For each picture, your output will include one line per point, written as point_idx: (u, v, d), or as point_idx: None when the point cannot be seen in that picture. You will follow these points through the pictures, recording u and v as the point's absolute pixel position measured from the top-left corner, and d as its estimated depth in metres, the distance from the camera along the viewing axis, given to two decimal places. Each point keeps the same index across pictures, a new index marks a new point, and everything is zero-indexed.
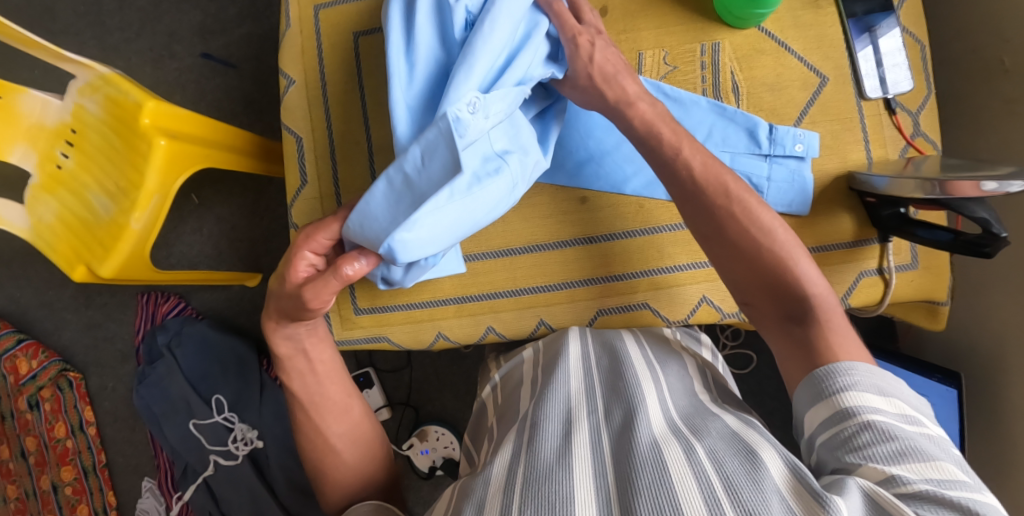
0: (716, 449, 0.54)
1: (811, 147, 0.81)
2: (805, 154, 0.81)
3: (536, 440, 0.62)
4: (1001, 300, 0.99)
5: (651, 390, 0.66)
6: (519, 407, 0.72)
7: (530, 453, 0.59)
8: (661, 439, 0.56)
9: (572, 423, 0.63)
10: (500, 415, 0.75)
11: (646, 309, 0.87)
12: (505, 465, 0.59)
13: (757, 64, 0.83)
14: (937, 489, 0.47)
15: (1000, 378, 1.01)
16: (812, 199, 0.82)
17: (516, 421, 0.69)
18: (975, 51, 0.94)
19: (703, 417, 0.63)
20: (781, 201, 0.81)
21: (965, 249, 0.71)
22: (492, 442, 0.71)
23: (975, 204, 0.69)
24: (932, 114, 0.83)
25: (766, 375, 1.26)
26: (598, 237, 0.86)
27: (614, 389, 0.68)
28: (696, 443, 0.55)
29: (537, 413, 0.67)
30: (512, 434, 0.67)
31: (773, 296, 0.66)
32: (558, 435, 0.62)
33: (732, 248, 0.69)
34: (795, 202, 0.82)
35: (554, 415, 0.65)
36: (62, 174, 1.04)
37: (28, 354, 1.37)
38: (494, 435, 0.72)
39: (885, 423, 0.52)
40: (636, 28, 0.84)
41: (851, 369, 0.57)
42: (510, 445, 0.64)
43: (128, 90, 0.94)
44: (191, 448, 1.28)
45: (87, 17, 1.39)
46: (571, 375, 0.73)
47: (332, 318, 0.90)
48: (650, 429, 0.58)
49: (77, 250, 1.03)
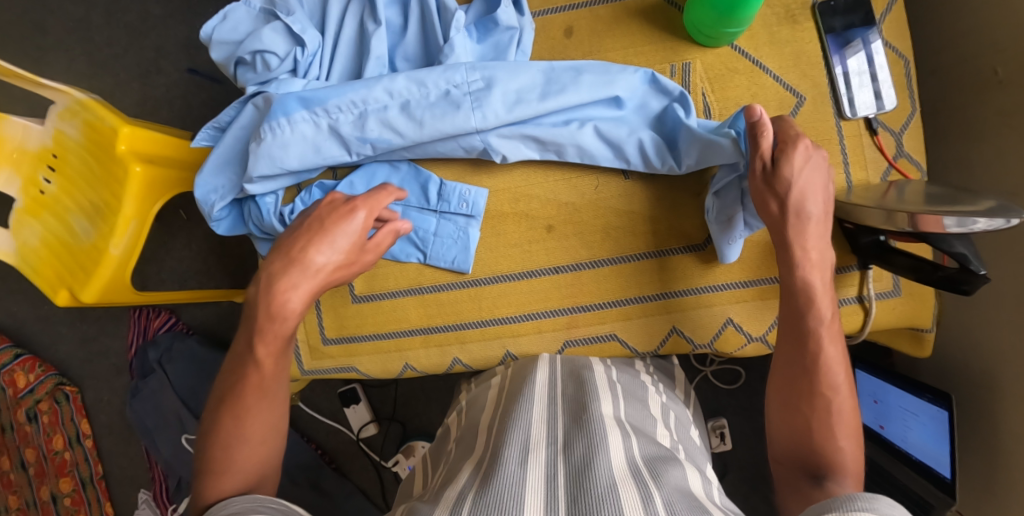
0: (673, 503, 0.52)
1: (478, 205, 0.80)
2: (471, 212, 0.80)
3: (492, 469, 0.59)
4: (992, 317, 0.96)
5: (614, 426, 0.63)
6: (480, 435, 0.68)
7: (485, 480, 0.57)
8: (619, 480, 0.54)
9: (531, 452, 0.60)
10: (460, 442, 0.72)
11: (613, 340, 0.81)
12: (456, 494, 0.57)
13: (732, 85, 0.80)
14: None
15: (992, 400, 0.98)
16: (474, 255, 0.81)
17: (477, 448, 0.66)
18: (969, 61, 0.92)
19: (666, 461, 0.61)
20: (444, 257, 0.81)
21: (942, 285, 0.69)
22: (447, 467, 0.68)
23: (955, 238, 0.66)
24: (914, 133, 0.81)
25: (757, 391, 1.25)
26: (564, 267, 0.80)
27: (575, 420, 0.65)
28: (654, 491, 0.53)
29: (499, 442, 0.63)
30: (467, 465, 0.63)
31: (800, 462, 0.67)
32: (517, 461, 0.58)
33: (785, 398, 0.69)
34: (457, 258, 0.81)
35: (516, 442, 0.62)
36: (45, 198, 1.03)
37: (26, 368, 1.38)
38: (450, 460, 0.69)
39: None
40: (604, 49, 0.81)
41: (871, 499, 0.53)
42: (466, 474, 0.61)
43: (105, 116, 0.95)
44: (183, 462, 1.29)
45: (75, 33, 1.38)
46: (538, 403, 0.69)
47: (301, 348, 0.86)
48: (609, 468, 0.56)
49: (59, 272, 1.03)
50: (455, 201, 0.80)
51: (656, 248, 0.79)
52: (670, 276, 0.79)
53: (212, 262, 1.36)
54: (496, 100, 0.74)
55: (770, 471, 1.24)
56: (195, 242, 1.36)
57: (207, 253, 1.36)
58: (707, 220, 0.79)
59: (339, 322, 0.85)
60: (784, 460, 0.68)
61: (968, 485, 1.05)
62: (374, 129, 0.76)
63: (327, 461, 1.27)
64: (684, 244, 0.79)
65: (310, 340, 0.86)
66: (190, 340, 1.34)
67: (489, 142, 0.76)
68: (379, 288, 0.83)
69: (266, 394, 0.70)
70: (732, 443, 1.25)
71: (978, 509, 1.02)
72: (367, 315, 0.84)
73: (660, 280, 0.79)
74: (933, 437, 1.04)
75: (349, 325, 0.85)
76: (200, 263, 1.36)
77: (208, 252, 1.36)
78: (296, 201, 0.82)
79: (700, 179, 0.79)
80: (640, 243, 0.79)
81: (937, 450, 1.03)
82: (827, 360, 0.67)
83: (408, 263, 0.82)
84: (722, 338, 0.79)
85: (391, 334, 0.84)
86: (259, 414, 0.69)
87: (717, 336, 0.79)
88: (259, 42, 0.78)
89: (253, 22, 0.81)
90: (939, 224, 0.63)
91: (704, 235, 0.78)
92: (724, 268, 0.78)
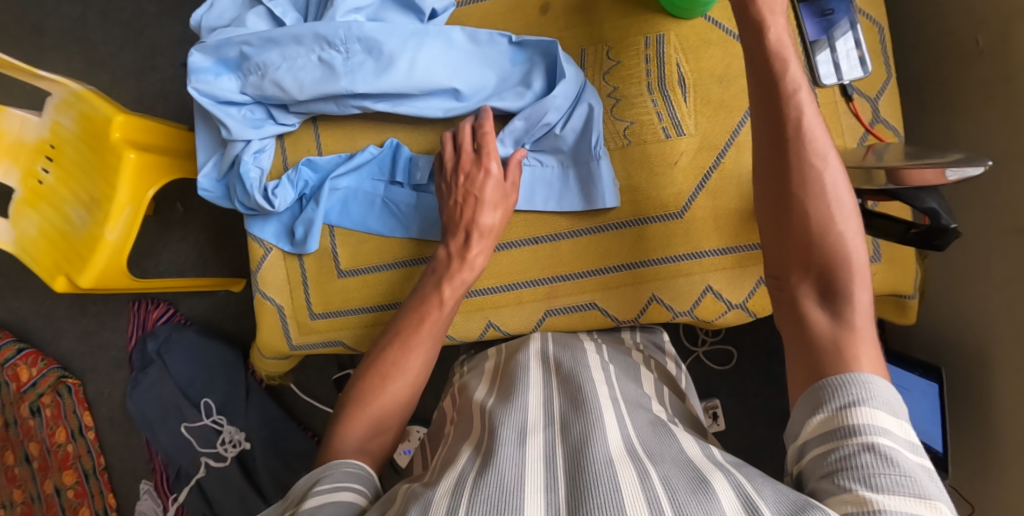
0: (669, 476, 0.52)
1: None
2: None
3: (489, 448, 0.59)
4: (978, 288, 0.97)
5: (610, 408, 0.63)
6: (475, 413, 0.69)
7: (484, 461, 0.57)
8: (615, 458, 0.54)
9: (529, 433, 0.60)
10: (455, 424, 0.72)
11: (594, 309, 0.83)
12: (454, 474, 0.57)
13: (706, 55, 0.80)
14: (896, 473, 0.48)
15: (983, 371, 0.98)
16: None
17: (472, 430, 0.66)
18: (949, 33, 0.92)
19: (661, 439, 0.61)
20: (427, 231, 0.82)
21: (914, 242, 0.69)
22: (445, 448, 0.68)
23: (925, 194, 0.66)
24: (893, 99, 0.82)
25: (747, 371, 1.26)
26: (542, 238, 0.82)
27: (572, 401, 0.65)
28: (650, 467, 0.54)
29: (495, 421, 0.63)
30: (464, 448, 0.64)
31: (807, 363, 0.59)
32: (514, 442, 0.59)
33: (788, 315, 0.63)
34: (440, 231, 0.82)
35: (511, 422, 0.62)
36: (43, 188, 1.05)
37: (28, 362, 1.40)
38: (448, 442, 0.70)
39: (890, 449, 0.49)
40: (581, 23, 0.83)
41: (866, 383, 0.54)
42: (464, 455, 0.61)
43: (99, 105, 0.98)
44: (183, 450, 1.31)
45: (73, 33, 1.41)
46: (534, 385, 0.70)
47: (290, 323, 0.86)
48: (606, 446, 0.56)
49: (57, 261, 1.05)
50: (435, 175, 0.81)
51: (636, 217, 0.80)
52: (647, 244, 0.80)
53: (209, 253, 1.38)
54: (405, 62, 0.76)
55: (763, 450, 1.25)
56: (192, 234, 1.38)
57: (204, 245, 1.38)
58: (685, 187, 0.79)
59: (326, 297, 0.85)
60: (818, 325, 0.60)
61: (961, 461, 1.04)
62: (288, 84, 0.77)
63: (312, 434, 1.36)
64: (662, 213, 0.79)
65: (298, 316, 0.86)
66: (188, 331, 1.36)
67: (413, 108, 0.79)
68: (363, 263, 0.84)
69: (409, 380, 0.72)
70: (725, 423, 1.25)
71: (972, 483, 1.02)
72: (352, 290, 0.84)
73: (638, 249, 0.80)
74: (927, 413, 1.03)
75: (335, 301, 0.85)
76: (197, 255, 1.38)
77: (205, 244, 1.38)
78: (283, 179, 0.81)
79: (676, 147, 0.79)
80: (621, 213, 0.80)
81: (930, 423, 1.03)
82: (830, 189, 0.62)
83: (391, 236, 0.83)
84: (702, 305, 0.81)
85: (376, 308, 0.84)
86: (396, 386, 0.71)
87: (696, 304, 0.81)
88: (242, 25, 0.80)
89: (237, 9, 0.83)
90: (942, 175, 0.64)
91: (681, 202, 0.79)
92: (703, 235, 0.79)
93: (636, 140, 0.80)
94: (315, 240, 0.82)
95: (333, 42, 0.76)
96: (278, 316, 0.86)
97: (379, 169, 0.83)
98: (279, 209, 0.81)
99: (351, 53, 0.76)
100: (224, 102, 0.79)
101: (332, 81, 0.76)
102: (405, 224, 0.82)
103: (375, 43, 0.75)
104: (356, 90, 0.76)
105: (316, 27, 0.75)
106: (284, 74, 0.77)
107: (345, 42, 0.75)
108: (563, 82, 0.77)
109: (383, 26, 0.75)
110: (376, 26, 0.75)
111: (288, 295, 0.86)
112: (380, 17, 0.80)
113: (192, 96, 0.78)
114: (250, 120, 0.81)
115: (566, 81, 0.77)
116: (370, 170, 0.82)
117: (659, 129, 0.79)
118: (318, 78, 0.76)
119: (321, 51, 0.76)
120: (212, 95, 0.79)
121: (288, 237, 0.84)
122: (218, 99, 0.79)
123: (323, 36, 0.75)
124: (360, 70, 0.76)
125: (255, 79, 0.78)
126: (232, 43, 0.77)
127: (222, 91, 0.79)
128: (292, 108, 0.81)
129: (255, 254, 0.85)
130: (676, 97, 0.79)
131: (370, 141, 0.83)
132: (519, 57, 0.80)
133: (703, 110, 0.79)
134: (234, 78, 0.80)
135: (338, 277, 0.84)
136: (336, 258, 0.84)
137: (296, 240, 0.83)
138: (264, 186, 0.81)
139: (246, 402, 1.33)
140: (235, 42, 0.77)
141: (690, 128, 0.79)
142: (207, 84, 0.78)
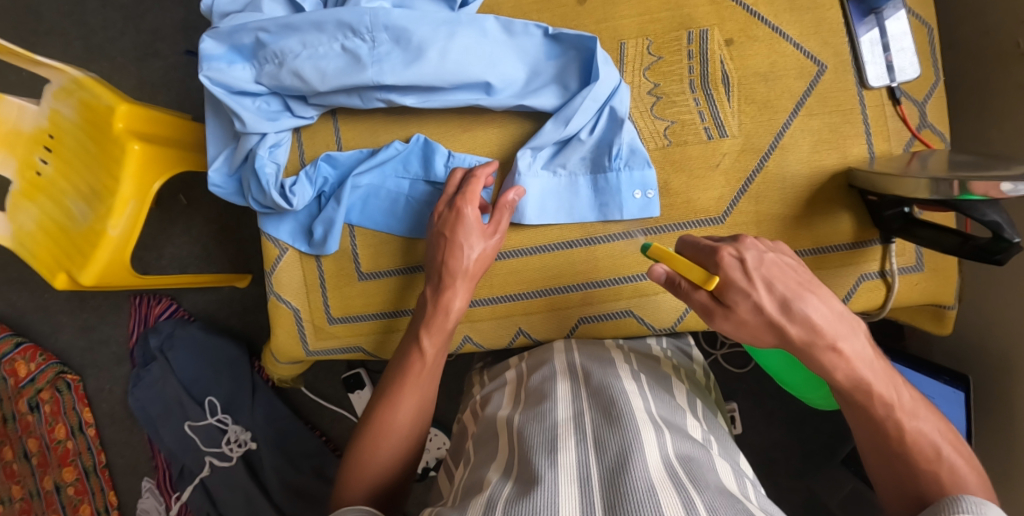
0: (716, 507, 0.48)
1: None
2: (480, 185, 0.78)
3: (520, 474, 0.54)
4: (1008, 297, 0.94)
5: (646, 423, 0.59)
6: (500, 429, 0.64)
7: (516, 488, 0.52)
8: (657, 483, 0.50)
9: (561, 451, 0.56)
10: (478, 442, 0.67)
11: (630, 317, 0.80)
12: (484, 497, 0.52)
13: (750, 52, 0.77)
14: None
15: (1011, 383, 0.95)
16: None
17: (499, 447, 0.61)
18: (989, 33, 0.88)
19: (701, 461, 0.56)
20: None
21: (971, 255, 0.66)
22: (470, 466, 0.63)
23: (987, 207, 0.63)
24: (939, 104, 0.78)
25: (766, 374, 1.23)
26: (577, 242, 0.79)
27: (605, 415, 0.61)
28: (694, 493, 0.49)
29: (524, 440, 0.59)
30: (492, 466, 0.59)
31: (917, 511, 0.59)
32: (546, 465, 0.54)
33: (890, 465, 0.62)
34: None
35: (543, 443, 0.57)
36: (41, 180, 1.00)
37: (27, 357, 1.36)
38: (471, 460, 0.65)
39: None
40: (618, 15, 0.78)
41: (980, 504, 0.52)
42: (494, 476, 0.57)
43: (101, 93, 0.93)
44: (187, 450, 1.27)
45: (71, 16, 1.35)
46: (562, 399, 0.65)
47: (306, 327, 0.82)
48: (645, 468, 0.52)
49: (57, 257, 1.00)
50: None
51: (676, 222, 0.78)
52: None
53: (212, 247, 1.34)
54: (435, 53, 0.71)
55: (781, 455, 1.22)
56: (195, 228, 1.33)
57: (207, 239, 1.33)
58: (727, 190, 0.77)
59: (346, 301, 0.81)
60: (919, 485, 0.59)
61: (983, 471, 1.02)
62: (308, 74, 0.72)
63: (318, 434, 1.33)
64: (702, 217, 0.78)
65: (315, 320, 0.83)
66: (192, 326, 1.31)
67: (440, 102, 0.75)
68: (385, 265, 0.80)
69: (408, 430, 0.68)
70: (742, 428, 1.23)
71: None
72: (373, 294, 0.81)
73: None
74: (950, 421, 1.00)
75: (356, 305, 0.81)
76: (200, 249, 1.34)
77: (208, 237, 1.33)
78: (301, 175, 0.78)
79: (718, 149, 0.77)
80: (661, 217, 0.78)
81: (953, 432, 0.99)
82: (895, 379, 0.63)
83: (416, 238, 0.79)
84: None
85: (400, 313, 0.81)
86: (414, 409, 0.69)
87: None
88: (258, 10, 0.75)
89: None
90: (995, 190, 0.59)
91: (723, 207, 0.77)
92: None
93: (676, 141, 0.77)
94: (336, 241, 0.78)
95: (357, 29, 0.71)
96: (293, 320, 0.82)
97: (407, 169, 0.79)
98: (297, 207, 0.77)
99: (377, 42, 0.71)
100: (237, 92, 0.75)
101: (357, 71, 0.72)
102: (430, 225, 0.78)
103: (403, 33, 0.71)
104: (382, 82, 0.72)
105: (339, 13, 0.71)
106: (304, 63, 0.72)
107: (371, 30, 0.71)
108: (596, 85, 0.73)
109: (412, 14, 0.71)
110: (404, 14, 0.71)
111: (304, 298, 0.82)
112: (407, 5, 0.75)
113: (204, 85, 0.73)
114: (265, 112, 0.76)
115: (600, 83, 0.73)
116: (395, 169, 0.79)
117: (701, 129, 0.77)
118: (341, 68, 0.72)
119: (344, 40, 0.72)
120: (225, 85, 0.74)
121: (305, 237, 0.80)
122: (231, 88, 0.74)
123: (347, 23, 0.71)
124: (385, 60, 0.72)
125: (273, 69, 0.73)
126: (248, 29, 0.73)
127: (236, 81, 0.74)
128: (310, 99, 0.76)
129: (270, 254, 0.81)
130: (720, 96, 0.77)
131: (394, 137, 0.79)
132: (553, 51, 0.76)
133: (746, 109, 0.77)
134: (249, 67, 0.75)
135: (359, 278, 0.80)
136: (357, 259, 0.80)
137: (314, 242, 0.79)
138: (281, 184, 0.76)
139: (252, 400, 1.30)
140: (251, 28, 0.72)
141: (732, 129, 0.77)
142: (220, 72, 0.74)
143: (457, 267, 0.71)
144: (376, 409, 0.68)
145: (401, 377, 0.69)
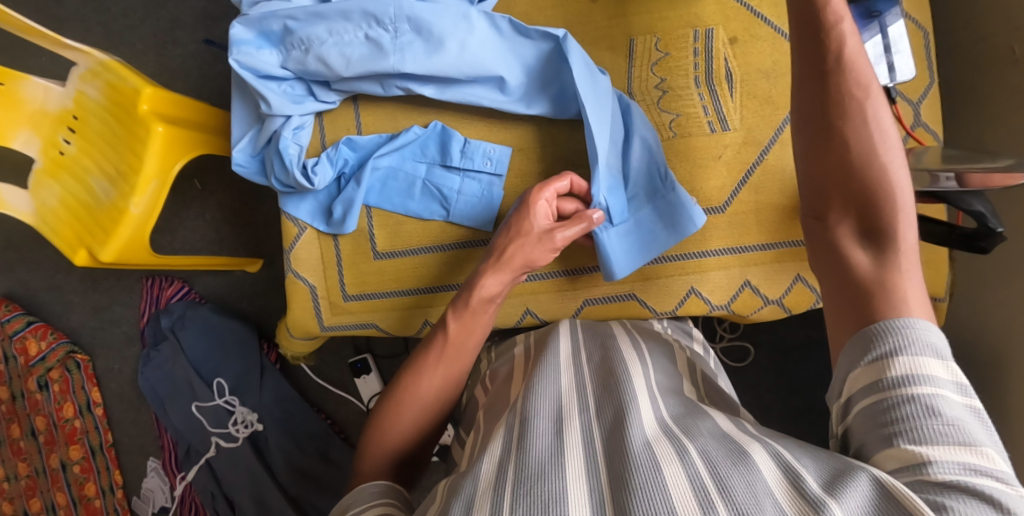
0: (709, 453, 0.51)
1: (502, 163, 0.81)
2: (495, 170, 0.81)
3: (524, 433, 0.57)
4: (999, 293, 0.98)
5: (643, 389, 0.62)
6: (509, 398, 0.68)
7: (521, 446, 0.55)
8: (654, 439, 0.53)
9: (565, 418, 0.59)
10: (486, 410, 0.71)
11: (633, 300, 0.84)
12: (495, 455, 0.55)
13: (754, 50, 0.80)
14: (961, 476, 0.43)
15: (1000, 377, 0.98)
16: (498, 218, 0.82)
17: (505, 412, 0.65)
18: (986, 39, 0.92)
19: (694, 418, 0.59)
20: (468, 216, 0.82)
21: (958, 243, 0.70)
22: (479, 434, 0.67)
23: (972, 197, 0.67)
24: (933, 104, 0.82)
25: (764, 368, 1.27)
26: None
27: (605, 386, 0.64)
28: (689, 444, 0.52)
29: (528, 403, 0.62)
30: (498, 428, 0.62)
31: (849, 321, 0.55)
32: (550, 431, 0.57)
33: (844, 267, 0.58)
34: (482, 217, 0.82)
35: (546, 408, 0.61)
36: (65, 159, 1.04)
37: (38, 335, 1.38)
38: (479, 429, 0.68)
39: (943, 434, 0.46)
40: (628, 13, 0.82)
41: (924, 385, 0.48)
42: (500, 435, 0.60)
43: (128, 77, 0.95)
44: (194, 430, 1.30)
45: (92, 3, 1.38)
46: (565, 369, 0.68)
47: (321, 304, 0.86)
48: (641, 430, 0.55)
49: (78, 234, 1.03)
50: (479, 160, 0.81)
51: None
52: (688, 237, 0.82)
53: (225, 231, 1.37)
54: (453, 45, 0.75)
55: None
56: (208, 211, 1.37)
57: (220, 223, 1.37)
58: (728, 181, 0.81)
59: (361, 278, 0.84)
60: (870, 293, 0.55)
61: None
62: (333, 60, 0.76)
63: (324, 417, 1.36)
64: (704, 206, 0.81)
65: (330, 296, 0.86)
66: (203, 309, 1.35)
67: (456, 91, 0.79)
68: (401, 245, 0.84)
69: (424, 408, 0.70)
70: None
71: None
72: (387, 273, 0.84)
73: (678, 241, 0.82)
74: None
75: (370, 282, 0.84)
76: (213, 233, 1.37)
77: (221, 222, 1.37)
78: (322, 156, 0.81)
79: (721, 141, 0.81)
80: None
81: None
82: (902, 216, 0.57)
83: (433, 219, 0.82)
84: (739, 300, 0.83)
85: (413, 290, 0.84)
86: (437, 380, 0.71)
87: (735, 298, 0.83)
88: None
89: None
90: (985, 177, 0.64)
91: (724, 197, 0.81)
92: (742, 230, 0.81)
93: (681, 133, 0.81)
94: (354, 221, 0.81)
95: (381, 20, 0.75)
96: (311, 296, 0.86)
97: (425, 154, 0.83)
98: (319, 187, 0.80)
99: (399, 32, 0.75)
100: (265, 75, 0.78)
101: (379, 58, 0.75)
102: (448, 209, 0.81)
103: (425, 23, 0.75)
104: (403, 70, 0.76)
105: (365, 3, 0.74)
106: (330, 49, 0.76)
107: (394, 21, 0.75)
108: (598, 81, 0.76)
109: (433, 7, 0.75)
110: (427, 6, 0.75)
111: (321, 274, 0.85)
112: None
113: (233, 68, 0.77)
114: (292, 97, 0.80)
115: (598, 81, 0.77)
116: (411, 153, 0.82)
117: (705, 123, 0.81)
118: (365, 55, 0.76)
119: (368, 29, 0.75)
120: (254, 69, 0.77)
121: (323, 217, 0.84)
122: (260, 70, 0.78)
123: (371, 13, 0.75)
124: (406, 50, 0.75)
125: (301, 54, 0.77)
126: (277, 17, 0.76)
127: (264, 64, 0.78)
128: (333, 84, 0.80)
129: (289, 233, 0.85)
130: (723, 91, 0.80)
131: (413, 122, 0.83)
132: None
133: (748, 104, 0.80)
134: (277, 51, 0.78)
135: (374, 256, 0.83)
136: (374, 239, 0.84)
137: (333, 222, 0.82)
138: (303, 164, 0.80)
139: (259, 383, 1.33)
140: (280, 15, 0.76)
141: (735, 123, 0.80)
142: (249, 56, 0.77)
143: (507, 256, 0.75)
144: (401, 379, 0.72)
145: (431, 348, 0.72)
